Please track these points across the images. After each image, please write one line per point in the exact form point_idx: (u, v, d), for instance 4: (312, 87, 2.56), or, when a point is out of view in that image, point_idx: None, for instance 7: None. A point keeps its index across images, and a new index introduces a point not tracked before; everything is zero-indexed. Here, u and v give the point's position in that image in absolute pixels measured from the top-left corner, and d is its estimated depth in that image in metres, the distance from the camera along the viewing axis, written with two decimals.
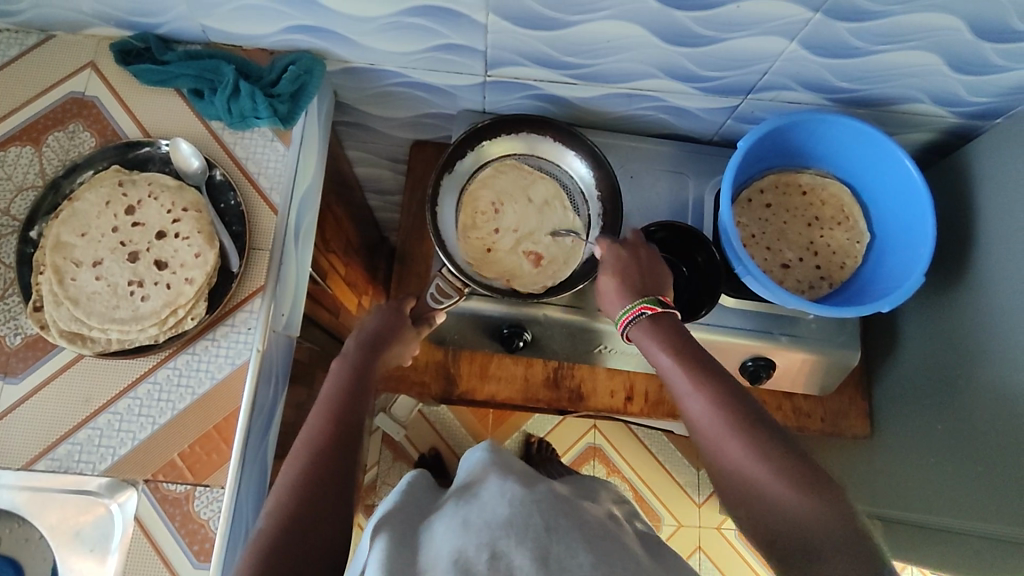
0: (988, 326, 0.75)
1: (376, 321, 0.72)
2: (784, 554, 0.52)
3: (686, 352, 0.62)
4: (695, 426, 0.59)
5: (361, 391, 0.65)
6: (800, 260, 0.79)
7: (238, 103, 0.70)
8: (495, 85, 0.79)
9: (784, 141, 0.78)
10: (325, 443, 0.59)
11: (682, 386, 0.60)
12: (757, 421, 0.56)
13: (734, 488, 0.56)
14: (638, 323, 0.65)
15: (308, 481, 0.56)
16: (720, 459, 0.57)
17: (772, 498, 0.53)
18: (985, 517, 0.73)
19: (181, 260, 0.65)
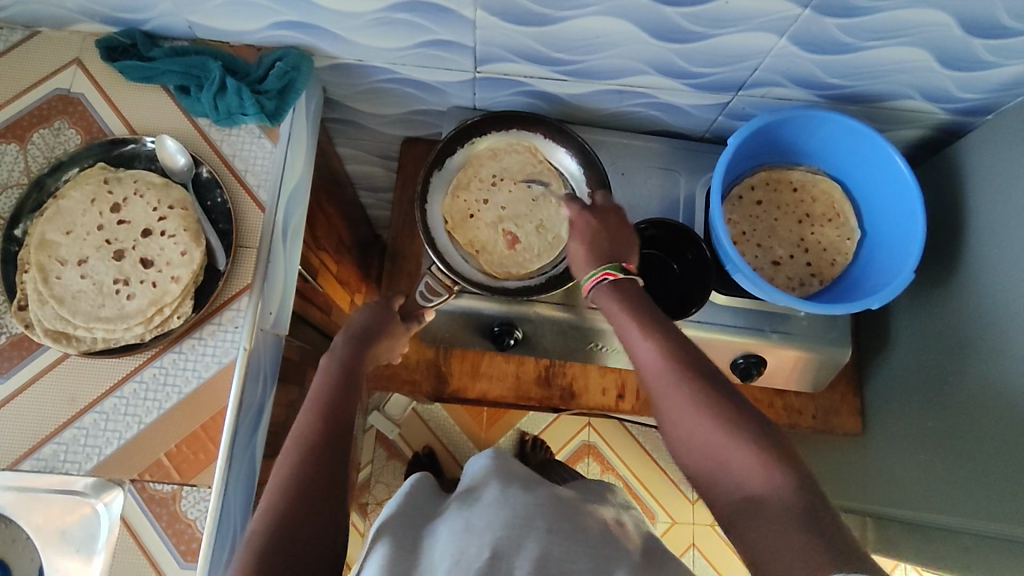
0: (978, 323, 0.75)
1: (363, 314, 0.71)
2: (734, 517, 0.52)
3: (645, 317, 0.61)
4: (654, 391, 0.59)
5: (350, 391, 0.64)
6: (791, 257, 0.79)
7: (225, 100, 0.70)
8: (485, 81, 0.79)
9: (775, 138, 0.77)
10: (317, 444, 0.58)
11: (642, 351, 0.60)
12: (715, 386, 0.56)
13: (689, 449, 0.56)
14: (600, 288, 0.65)
15: (299, 482, 0.55)
16: (675, 420, 0.57)
17: (728, 462, 0.53)
18: (974, 515, 0.73)
19: (166, 258, 0.65)
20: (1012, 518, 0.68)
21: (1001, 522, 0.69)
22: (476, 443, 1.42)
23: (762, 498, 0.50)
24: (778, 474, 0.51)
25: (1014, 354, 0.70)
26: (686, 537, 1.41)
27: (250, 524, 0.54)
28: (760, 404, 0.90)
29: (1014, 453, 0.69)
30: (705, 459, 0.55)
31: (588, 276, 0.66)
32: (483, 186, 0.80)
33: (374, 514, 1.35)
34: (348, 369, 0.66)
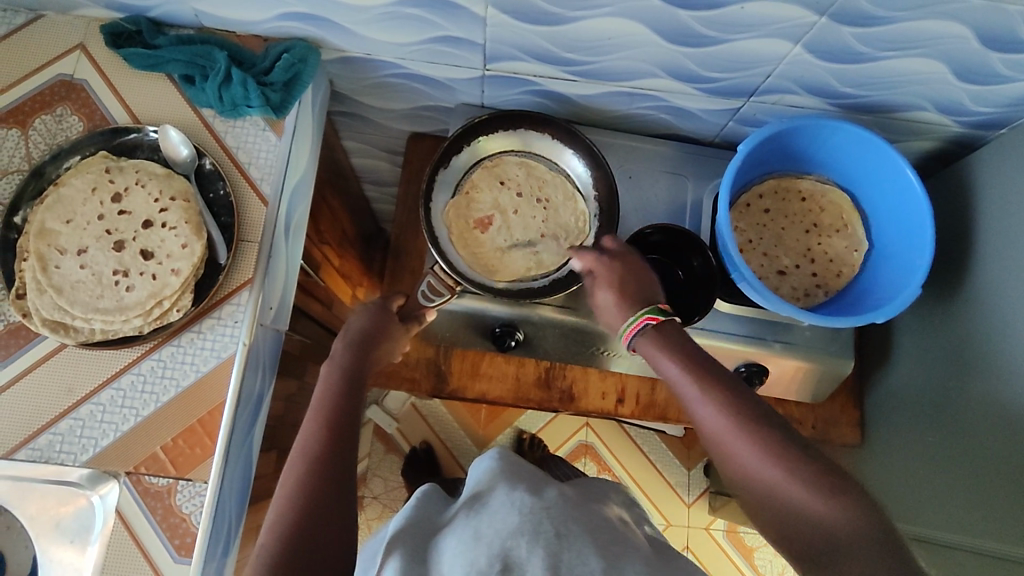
0: (982, 340, 0.74)
1: (362, 319, 0.71)
2: (813, 561, 0.50)
3: (695, 362, 0.60)
4: (710, 435, 0.58)
5: (352, 396, 0.65)
6: (797, 267, 0.78)
7: (229, 91, 0.69)
8: (493, 79, 0.78)
9: (785, 146, 0.76)
10: (320, 451, 0.59)
11: (692, 397, 0.59)
12: (774, 424, 0.55)
13: (756, 496, 0.55)
14: (643, 334, 0.64)
15: (303, 491, 0.56)
16: (737, 466, 0.56)
17: (794, 504, 0.52)
18: (964, 530, 0.73)
19: (167, 251, 0.64)
20: (1005, 536, 0.67)
21: (994, 540, 0.69)
22: (473, 439, 1.42)
23: (834, 537, 0.49)
24: (844, 508, 0.50)
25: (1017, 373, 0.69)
26: (682, 540, 1.41)
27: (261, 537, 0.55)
28: None
29: (1012, 472, 0.68)
30: (768, 503, 0.54)
31: (626, 326, 0.65)
32: (510, 190, 0.80)
33: (370, 508, 1.34)
34: (349, 374, 0.66)
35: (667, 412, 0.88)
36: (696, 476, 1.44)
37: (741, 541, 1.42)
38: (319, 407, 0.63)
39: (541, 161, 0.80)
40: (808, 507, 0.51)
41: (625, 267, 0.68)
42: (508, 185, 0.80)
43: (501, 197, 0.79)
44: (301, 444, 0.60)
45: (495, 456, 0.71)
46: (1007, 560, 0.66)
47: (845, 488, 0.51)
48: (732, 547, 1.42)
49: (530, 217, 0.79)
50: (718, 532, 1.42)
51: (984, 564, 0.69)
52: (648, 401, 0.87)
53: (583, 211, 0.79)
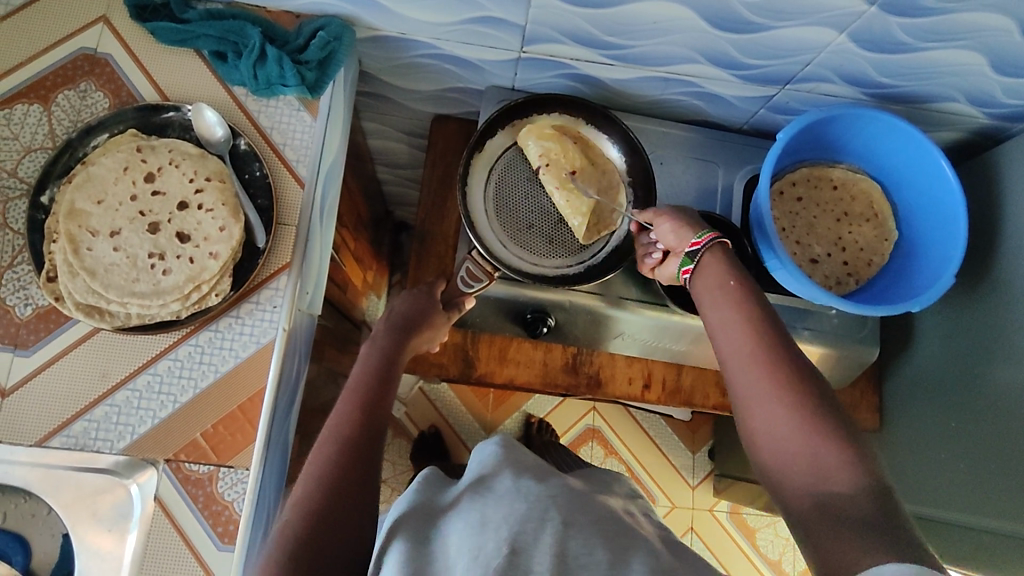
0: (1001, 329, 0.76)
1: (406, 306, 0.73)
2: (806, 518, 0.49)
3: (743, 294, 0.58)
4: (736, 371, 0.56)
5: (386, 382, 0.65)
6: (828, 255, 0.78)
7: (264, 69, 0.67)
8: (528, 62, 0.77)
9: (822, 134, 0.77)
10: (351, 431, 0.59)
11: (737, 327, 0.56)
12: (800, 375, 0.53)
13: (767, 439, 0.53)
14: (710, 254, 0.61)
15: (332, 466, 0.56)
16: (758, 403, 0.54)
17: (807, 458, 0.50)
18: (993, 514, 0.74)
19: (204, 233, 0.62)
20: None
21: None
22: (482, 423, 1.42)
23: (834, 495, 0.48)
24: (854, 468, 0.49)
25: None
26: (682, 521, 1.43)
27: (284, 513, 0.55)
28: None
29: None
30: (773, 449, 0.53)
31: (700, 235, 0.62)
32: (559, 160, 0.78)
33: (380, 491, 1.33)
34: (387, 360, 0.68)
35: (692, 397, 0.88)
36: (700, 459, 1.47)
37: (743, 522, 1.45)
38: (350, 390, 0.64)
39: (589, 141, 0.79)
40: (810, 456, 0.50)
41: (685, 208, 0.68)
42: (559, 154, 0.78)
43: (558, 165, 0.75)
44: (332, 422, 0.60)
45: (500, 443, 0.72)
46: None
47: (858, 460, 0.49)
48: (734, 528, 1.44)
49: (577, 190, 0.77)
50: (721, 514, 1.44)
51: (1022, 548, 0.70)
52: (673, 386, 0.88)
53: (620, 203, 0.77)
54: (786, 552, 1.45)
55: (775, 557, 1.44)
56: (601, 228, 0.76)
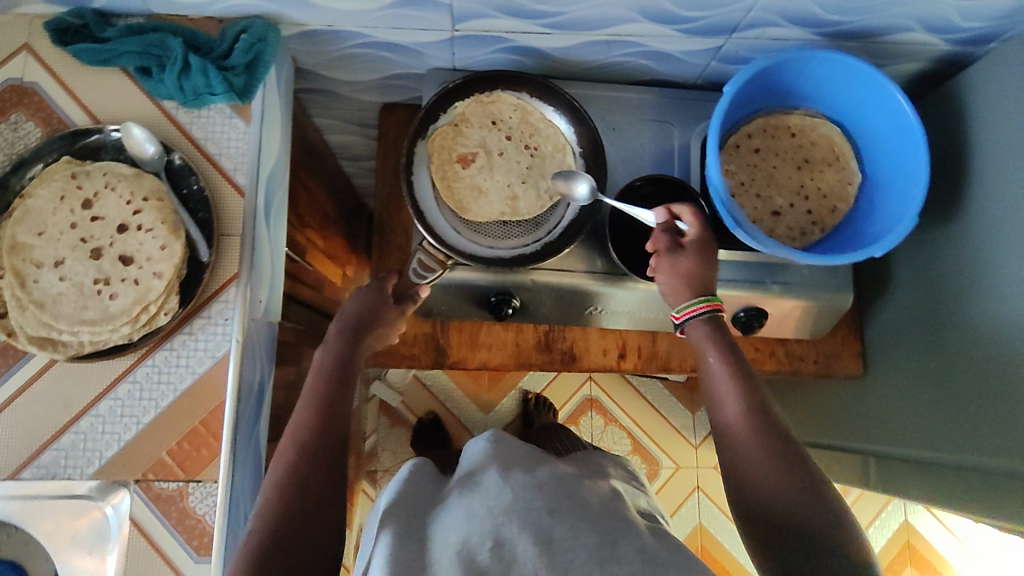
0: (972, 264, 0.74)
1: (358, 307, 0.72)
2: (775, 545, 0.55)
3: (731, 352, 0.65)
4: (721, 420, 0.63)
5: (343, 384, 0.65)
6: (791, 206, 0.76)
7: (190, 80, 0.66)
8: (464, 39, 0.75)
9: (772, 82, 0.74)
10: (313, 439, 0.59)
11: (721, 379, 0.64)
12: (773, 425, 0.61)
13: (738, 474, 0.59)
14: (700, 317, 0.67)
15: (294, 474, 0.57)
16: (732, 445, 0.61)
17: (774, 492, 0.57)
18: (982, 452, 0.71)
19: (147, 254, 0.62)
20: (1003, 452, 0.68)
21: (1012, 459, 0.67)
22: (480, 405, 1.43)
23: (803, 524, 0.55)
24: (816, 506, 0.56)
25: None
26: (674, 501, 1.41)
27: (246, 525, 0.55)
28: (761, 352, 0.89)
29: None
30: (744, 481, 0.59)
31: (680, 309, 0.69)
32: (500, 132, 0.77)
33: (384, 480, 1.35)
34: (343, 360, 0.67)
35: (668, 362, 0.88)
36: (701, 418, 1.46)
37: None
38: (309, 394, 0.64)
39: (535, 106, 0.78)
40: (780, 491, 0.56)
41: (702, 261, 0.68)
42: (500, 126, 0.78)
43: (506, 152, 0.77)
44: (291, 430, 0.60)
45: (489, 438, 0.74)
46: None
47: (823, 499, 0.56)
48: None
49: (520, 162, 0.77)
50: None
51: (1017, 487, 0.66)
52: (649, 353, 0.88)
53: (570, 166, 0.77)
54: None
55: None
56: (553, 193, 0.76)
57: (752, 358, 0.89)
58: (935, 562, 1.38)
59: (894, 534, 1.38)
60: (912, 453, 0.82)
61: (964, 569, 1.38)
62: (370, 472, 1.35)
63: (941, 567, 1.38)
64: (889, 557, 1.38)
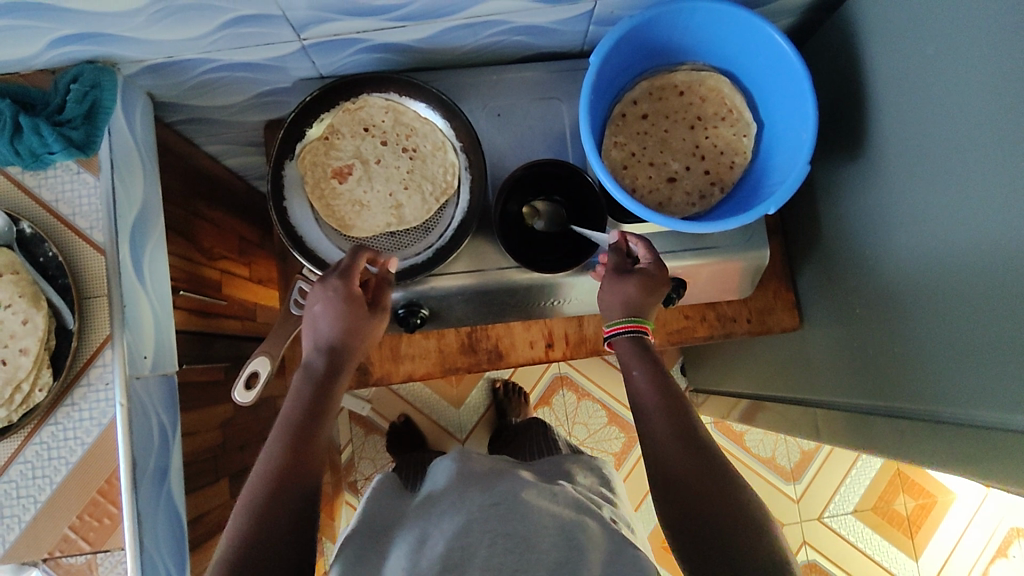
0: (886, 204, 0.70)
1: (333, 328, 0.65)
2: (694, 530, 0.55)
3: (644, 349, 0.66)
4: (636, 410, 0.64)
5: (309, 441, 0.60)
6: (687, 169, 0.72)
7: (24, 141, 0.62)
8: (317, 46, 0.70)
9: (647, 41, 0.69)
10: (267, 504, 0.55)
11: (633, 370, 0.65)
12: (681, 414, 0.61)
13: (654, 461, 0.60)
14: (625, 335, 0.67)
15: (262, 518, 0.54)
16: (647, 434, 0.62)
17: (686, 476, 0.57)
18: (926, 399, 0.65)
19: (9, 331, 0.60)
20: (921, 400, 0.66)
21: (956, 406, 0.61)
22: (451, 401, 1.41)
23: (716, 509, 0.55)
24: (727, 494, 0.56)
25: (960, 216, 0.59)
26: (638, 493, 1.39)
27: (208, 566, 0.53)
28: (691, 319, 0.90)
29: (987, 329, 0.56)
30: (659, 467, 0.59)
31: (611, 323, 0.68)
32: (374, 138, 0.73)
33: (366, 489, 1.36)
34: (311, 412, 0.63)
35: (598, 345, 0.86)
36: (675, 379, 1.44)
37: None
38: (273, 450, 0.59)
39: (407, 105, 0.74)
40: (690, 477, 0.57)
41: (644, 292, 0.66)
42: (373, 133, 0.74)
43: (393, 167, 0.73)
44: (257, 479, 0.57)
45: (455, 458, 0.74)
46: (986, 431, 0.57)
47: (729, 485, 0.57)
48: None
49: (399, 168, 0.73)
50: None
51: (959, 435, 0.60)
52: (577, 338, 0.86)
53: (453, 163, 0.73)
54: (779, 441, 1.36)
55: (768, 454, 1.36)
56: (438, 195, 0.73)
57: (683, 326, 0.91)
58: (927, 484, 1.38)
59: (882, 465, 1.37)
60: (868, 405, 0.75)
61: (956, 487, 1.37)
62: (351, 482, 1.36)
63: (934, 489, 1.37)
64: (880, 487, 1.37)
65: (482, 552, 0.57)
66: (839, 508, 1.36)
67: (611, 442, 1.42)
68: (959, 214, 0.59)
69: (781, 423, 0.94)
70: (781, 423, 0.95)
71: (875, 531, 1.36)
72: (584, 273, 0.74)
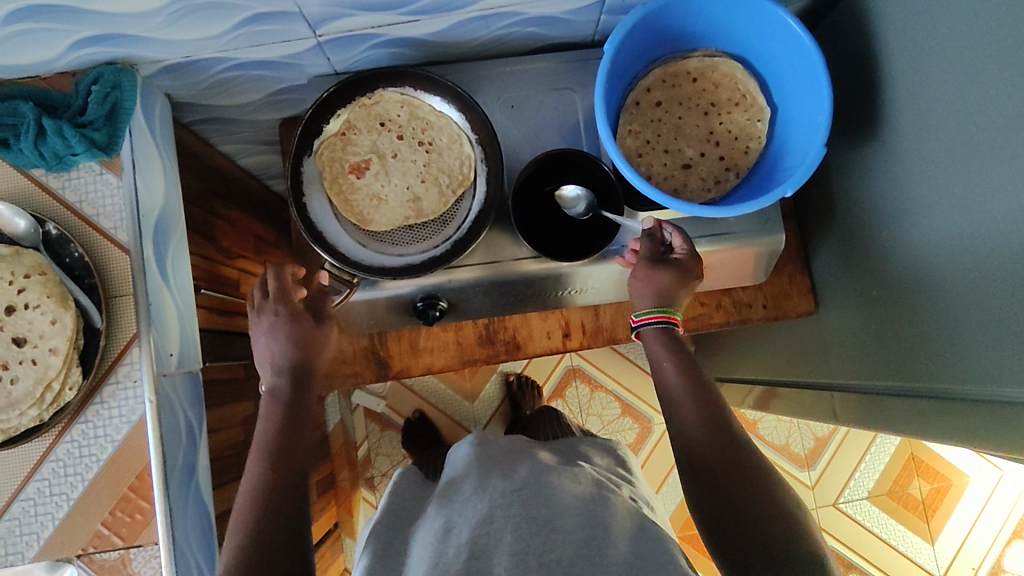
0: (901, 184, 0.70)
1: (285, 350, 0.66)
2: (725, 516, 0.56)
3: (673, 338, 0.67)
4: (665, 397, 0.65)
5: (289, 456, 0.61)
6: (702, 155, 0.73)
7: (48, 144, 0.63)
8: (332, 42, 0.71)
9: (660, 28, 0.69)
10: (259, 522, 0.56)
11: (662, 358, 0.66)
12: (712, 401, 0.62)
13: (683, 446, 0.61)
14: (656, 325, 0.68)
15: (258, 529, 0.55)
16: (677, 421, 0.62)
17: (717, 461, 0.58)
18: (945, 378, 0.65)
19: (39, 331, 0.60)
20: (938, 377, 0.66)
21: (977, 384, 0.61)
22: (465, 396, 1.42)
23: (748, 494, 0.56)
24: (758, 479, 0.57)
25: (977, 193, 0.59)
26: (659, 476, 1.41)
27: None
28: (708, 306, 0.91)
29: (1008, 308, 0.56)
30: (689, 452, 0.60)
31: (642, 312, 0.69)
32: (390, 132, 0.74)
33: (383, 485, 1.37)
34: (286, 425, 0.63)
35: (615, 333, 0.86)
36: None
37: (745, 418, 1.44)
38: (255, 471, 0.60)
39: (422, 99, 0.74)
40: (721, 462, 0.58)
41: (681, 281, 0.69)
42: (390, 127, 0.74)
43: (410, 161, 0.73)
44: (242, 500, 0.58)
45: (473, 443, 0.74)
46: (1011, 407, 0.56)
47: (760, 471, 0.58)
48: None
49: (415, 161, 0.74)
50: None
51: (982, 412, 0.60)
52: (594, 327, 0.86)
53: (469, 155, 0.74)
54: (793, 428, 1.37)
55: (782, 442, 1.36)
56: (455, 188, 0.73)
57: (700, 313, 0.91)
58: (942, 469, 1.37)
59: (897, 449, 1.37)
60: (885, 386, 0.76)
61: (972, 471, 1.37)
62: (369, 478, 1.37)
63: (950, 473, 1.37)
64: (895, 471, 1.37)
65: (506, 539, 0.57)
66: (854, 494, 1.36)
67: (625, 433, 1.42)
68: (975, 191, 0.59)
69: (799, 408, 0.95)
70: (798, 407, 0.95)
71: (890, 516, 1.36)
72: (602, 261, 0.75)
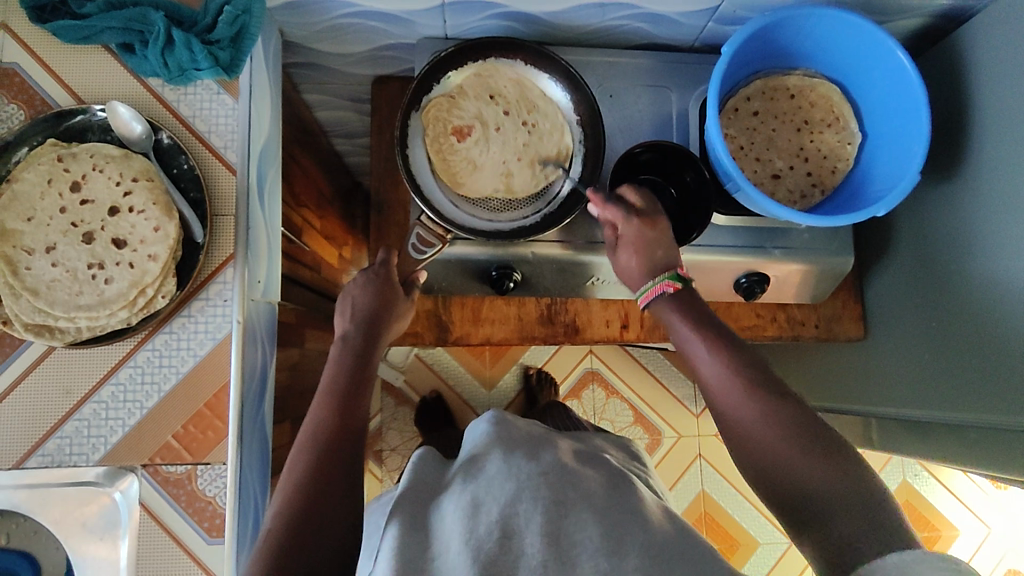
0: (969, 226, 0.73)
1: (369, 304, 0.70)
2: (791, 506, 0.54)
3: (693, 313, 0.65)
4: (702, 382, 0.62)
5: (353, 404, 0.62)
6: (791, 168, 0.76)
7: (174, 55, 0.63)
8: (455, 5, 0.72)
9: (772, 41, 0.72)
10: (318, 462, 0.57)
11: (688, 340, 0.64)
12: (747, 377, 0.59)
13: (735, 438, 0.59)
14: (664, 298, 0.67)
15: (320, 471, 0.56)
16: (722, 411, 0.60)
17: (768, 447, 0.56)
18: (999, 409, 0.68)
19: (140, 236, 0.60)
20: (990, 409, 0.69)
21: None
22: (484, 382, 1.43)
23: (806, 475, 0.54)
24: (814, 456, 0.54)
25: None
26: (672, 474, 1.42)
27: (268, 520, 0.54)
28: (762, 318, 0.92)
29: None
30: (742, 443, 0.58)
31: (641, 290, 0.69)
32: (495, 101, 0.76)
33: (391, 459, 1.36)
34: (356, 378, 0.65)
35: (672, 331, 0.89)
36: None
37: None
38: (320, 412, 0.61)
39: (531, 74, 0.76)
40: (773, 449, 0.56)
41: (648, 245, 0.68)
42: (494, 96, 0.76)
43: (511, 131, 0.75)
44: (303, 440, 0.59)
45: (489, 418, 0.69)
46: None
47: (820, 445, 0.55)
48: None
49: (515, 133, 0.76)
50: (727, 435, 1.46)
51: None
52: (653, 323, 0.88)
53: (567, 135, 0.76)
54: None
55: None
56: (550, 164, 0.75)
57: (754, 324, 0.93)
58: (934, 519, 1.41)
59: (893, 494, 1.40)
60: (933, 415, 0.78)
61: (960, 524, 1.41)
62: (377, 451, 1.36)
63: (940, 524, 1.41)
64: None
65: None
66: None
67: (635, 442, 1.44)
68: None
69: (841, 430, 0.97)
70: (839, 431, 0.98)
71: None
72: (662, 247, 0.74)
